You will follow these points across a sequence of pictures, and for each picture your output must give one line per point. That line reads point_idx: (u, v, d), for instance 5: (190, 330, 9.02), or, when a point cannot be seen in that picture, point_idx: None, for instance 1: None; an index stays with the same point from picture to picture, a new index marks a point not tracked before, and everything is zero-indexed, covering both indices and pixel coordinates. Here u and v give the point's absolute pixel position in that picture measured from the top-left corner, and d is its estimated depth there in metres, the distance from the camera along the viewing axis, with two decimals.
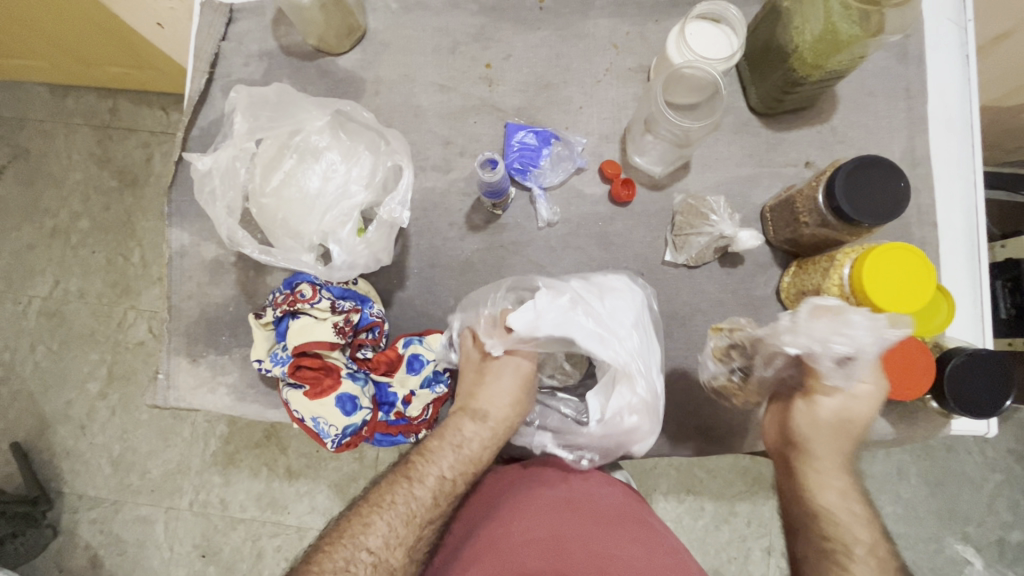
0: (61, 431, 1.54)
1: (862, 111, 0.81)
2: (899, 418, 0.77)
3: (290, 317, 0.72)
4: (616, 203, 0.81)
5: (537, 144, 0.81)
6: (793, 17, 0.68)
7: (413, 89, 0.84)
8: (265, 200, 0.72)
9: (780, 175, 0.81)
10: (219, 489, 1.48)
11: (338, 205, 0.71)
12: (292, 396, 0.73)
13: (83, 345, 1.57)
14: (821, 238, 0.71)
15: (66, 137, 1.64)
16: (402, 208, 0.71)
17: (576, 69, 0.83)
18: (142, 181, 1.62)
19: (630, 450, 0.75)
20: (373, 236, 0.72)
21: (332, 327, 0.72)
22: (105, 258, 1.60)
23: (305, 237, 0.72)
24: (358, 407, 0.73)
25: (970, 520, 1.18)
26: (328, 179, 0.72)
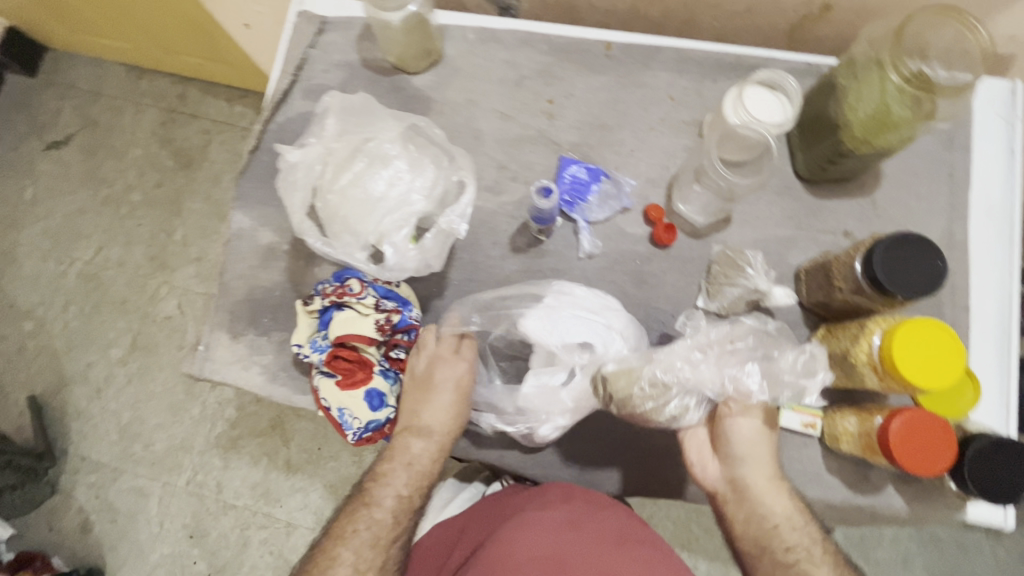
0: (78, 391, 1.59)
1: (904, 190, 0.83)
2: (915, 495, 0.76)
3: (335, 308, 0.77)
4: (656, 246, 0.84)
5: (587, 179, 0.85)
6: (848, 93, 0.72)
7: (477, 113, 0.89)
8: (330, 196, 0.78)
9: (818, 240, 0.83)
10: (219, 472, 1.50)
11: (398, 210, 0.77)
12: (323, 384, 0.78)
13: (113, 311, 1.64)
14: (853, 305, 0.72)
15: (134, 115, 1.75)
16: (460, 221, 0.78)
17: (632, 115, 0.88)
18: (196, 165, 1.71)
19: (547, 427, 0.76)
20: (429, 244, 0.77)
21: (374, 323, 0.76)
22: (149, 232, 1.68)
23: (362, 235, 0.76)
24: (384, 404, 0.79)
25: None
26: (394, 185, 0.77)
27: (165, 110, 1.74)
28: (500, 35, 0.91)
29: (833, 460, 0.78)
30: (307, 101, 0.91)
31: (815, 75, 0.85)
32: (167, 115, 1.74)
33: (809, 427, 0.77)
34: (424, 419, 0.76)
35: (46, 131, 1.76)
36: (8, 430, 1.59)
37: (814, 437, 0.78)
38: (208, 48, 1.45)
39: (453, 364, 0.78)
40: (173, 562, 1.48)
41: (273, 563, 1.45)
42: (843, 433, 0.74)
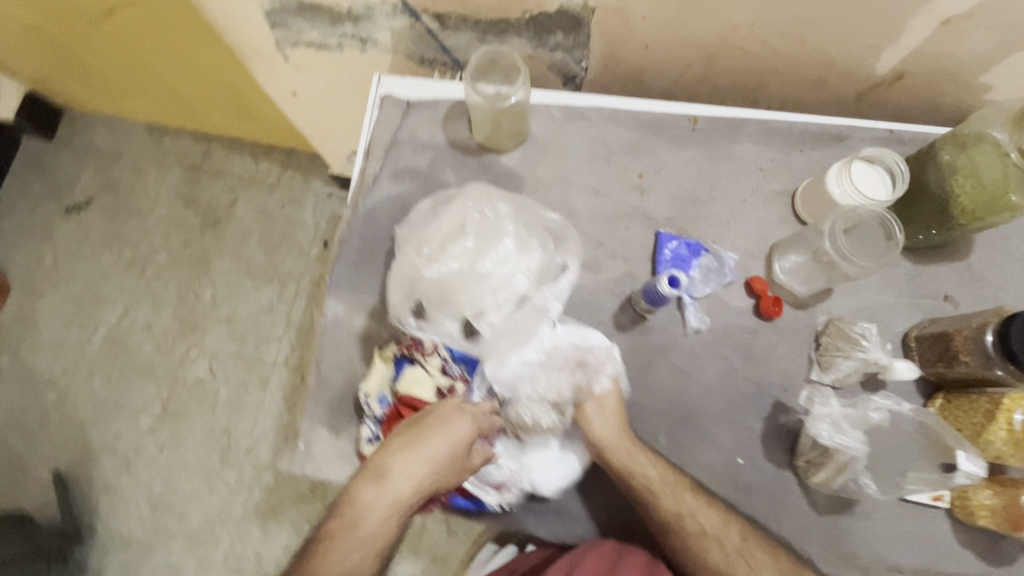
0: (106, 463, 1.53)
1: (997, 252, 0.85)
2: None
3: (407, 361, 0.80)
4: (761, 318, 0.83)
5: (688, 255, 0.85)
6: (954, 171, 0.74)
7: (568, 191, 0.90)
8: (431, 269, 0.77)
9: (920, 306, 0.84)
10: (262, 545, 1.44)
11: (502, 290, 0.77)
12: (371, 448, 0.79)
13: (142, 377, 1.59)
14: (976, 378, 0.72)
15: (158, 175, 1.73)
16: (557, 300, 0.79)
17: (723, 187, 0.89)
18: (224, 223, 1.69)
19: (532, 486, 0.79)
20: (516, 318, 0.78)
21: (435, 386, 0.79)
22: (177, 294, 1.64)
23: (459, 306, 0.77)
24: None
25: None
26: (501, 265, 0.77)
27: (194, 169, 1.73)
28: (586, 112, 0.92)
29: (963, 533, 0.76)
30: (395, 182, 0.91)
31: (899, 143, 0.88)
32: (193, 174, 1.72)
33: (938, 499, 0.76)
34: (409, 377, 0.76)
35: (66, 194, 1.73)
36: (32, 508, 1.51)
37: (942, 509, 0.77)
38: (233, 101, 1.45)
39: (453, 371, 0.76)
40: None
41: None
42: (978, 507, 0.72)
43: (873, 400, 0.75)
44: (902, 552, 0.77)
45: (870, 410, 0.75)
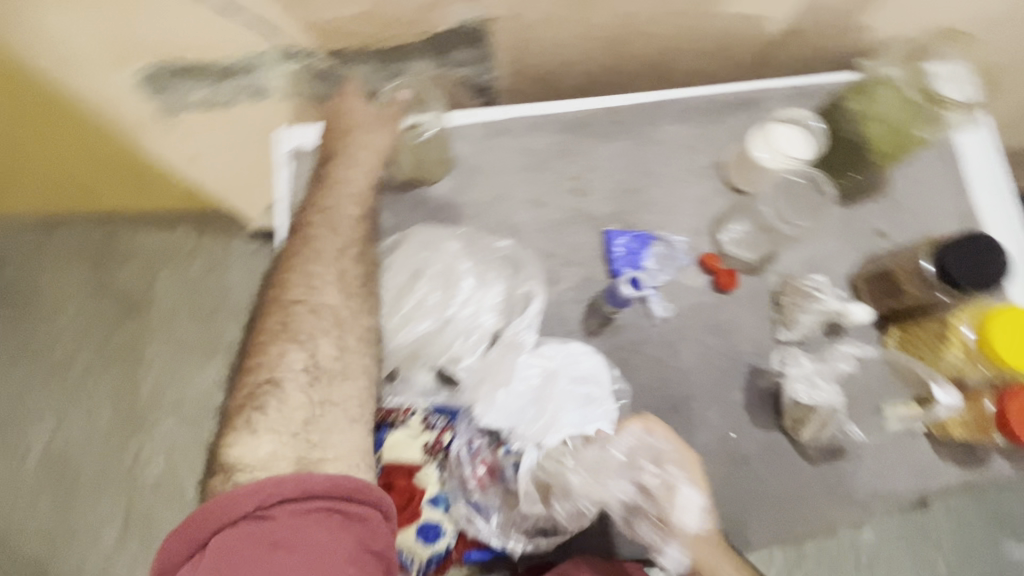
0: None
1: (914, 180, 0.90)
2: (1015, 460, 0.81)
3: (387, 427, 0.80)
4: (720, 292, 0.85)
5: (639, 247, 0.85)
6: (863, 117, 0.80)
7: (508, 208, 0.88)
8: (393, 323, 0.80)
9: (862, 246, 0.87)
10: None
11: (469, 332, 0.78)
12: None
13: (93, 492, 1.44)
14: (925, 306, 0.77)
15: (53, 272, 1.53)
16: (528, 330, 0.80)
17: (657, 172, 0.90)
18: (145, 307, 1.52)
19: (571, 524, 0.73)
20: (493, 358, 0.76)
21: (424, 444, 0.78)
22: (112, 393, 1.49)
23: (431, 357, 0.77)
24: (441, 531, 0.72)
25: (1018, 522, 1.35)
26: (464, 306, 0.81)
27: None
28: (508, 125, 0.90)
29: (943, 449, 0.81)
30: None
31: (807, 96, 0.91)
32: (93, 263, 1.52)
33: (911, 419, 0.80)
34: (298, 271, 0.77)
35: None
36: None
37: (921, 432, 0.81)
38: (128, 181, 1.28)
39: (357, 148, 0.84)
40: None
41: None
42: (952, 421, 0.77)
43: (838, 348, 0.81)
44: (895, 480, 0.81)
45: (836, 359, 0.80)
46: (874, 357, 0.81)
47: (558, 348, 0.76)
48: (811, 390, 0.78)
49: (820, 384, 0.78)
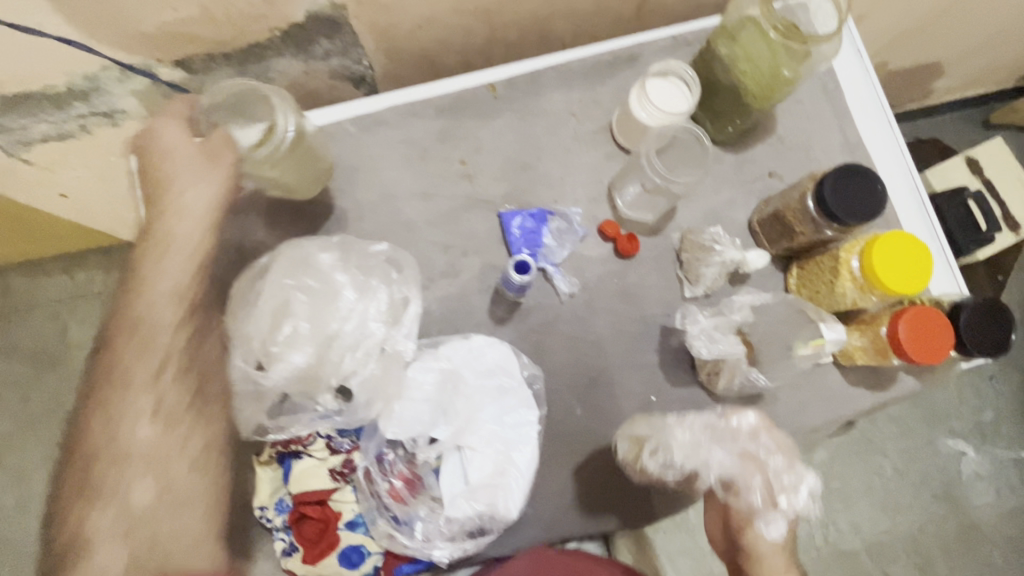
0: None
1: (798, 117, 0.91)
2: (920, 374, 0.85)
3: (290, 456, 0.67)
4: (623, 258, 0.84)
5: (536, 225, 0.83)
6: (733, 61, 0.77)
7: (396, 204, 0.83)
8: (272, 351, 0.63)
9: (754, 191, 0.88)
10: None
11: (360, 346, 0.66)
12: (292, 564, 0.67)
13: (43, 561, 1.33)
14: (815, 243, 0.78)
15: None
16: (408, 340, 0.68)
17: (545, 144, 0.87)
18: (59, 357, 1.42)
19: (497, 521, 0.69)
20: (384, 372, 0.66)
21: (327, 471, 0.66)
22: (42, 456, 1.38)
23: (323, 379, 0.65)
24: (366, 555, 0.67)
25: (952, 418, 1.54)
26: (348, 319, 0.65)
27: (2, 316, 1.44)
28: (382, 116, 0.84)
29: (852, 374, 0.84)
30: None
31: (685, 45, 0.89)
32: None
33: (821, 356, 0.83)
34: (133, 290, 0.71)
35: None
36: None
37: (830, 362, 0.83)
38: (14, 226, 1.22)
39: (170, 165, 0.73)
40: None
41: None
42: (854, 350, 0.79)
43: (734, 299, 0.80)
44: (813, 413, 0.83)
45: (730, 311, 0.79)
46: (772, 301, 0.80)
47: (455, 341, 0.72)
48: (708, 342, 0.78)
49: (718, 335, 0.78)
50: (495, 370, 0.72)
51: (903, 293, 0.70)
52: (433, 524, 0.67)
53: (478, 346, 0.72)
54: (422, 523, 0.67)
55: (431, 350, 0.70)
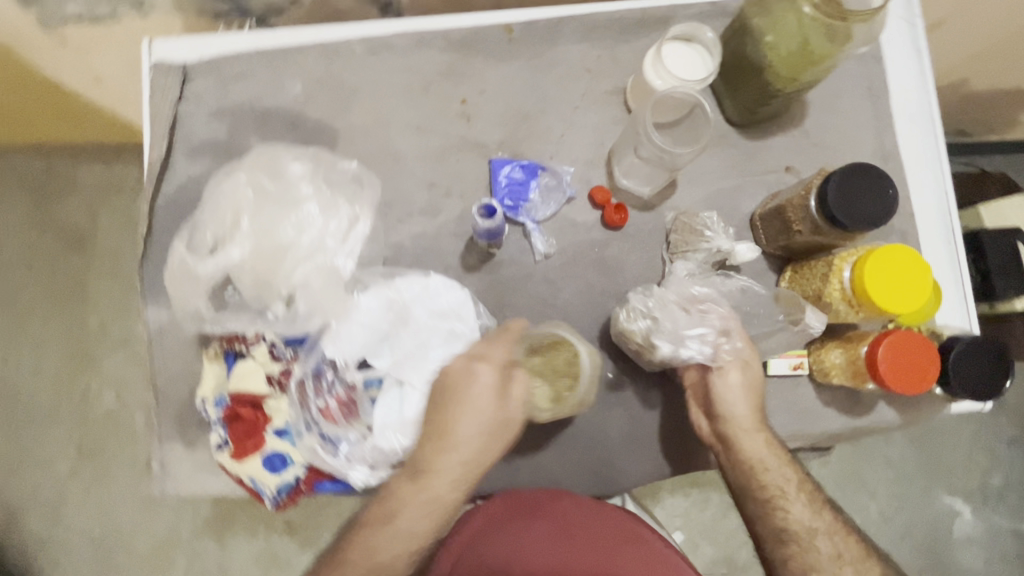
0: (33, 519, 1.33)
1: (832, 112, 0.84)
2: (902, 406, 0.79)
3: (236, 355, 0.69)
4: (609, 228, 0.80)
5: (524, 178, 0.80)
6: (764, 34, 0.69)
7: (389, 133, 0.81)
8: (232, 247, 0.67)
9: (764, 183, 0.82)
10: (220, 555, 1.31)
11: (313, 258, 0.69)
12: (222, 457, 0.69)
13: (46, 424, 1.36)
14: (813, 244, 0.72)
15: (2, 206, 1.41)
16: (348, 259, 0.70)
17: (552, 97, 0.83)
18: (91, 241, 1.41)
19: (423, 460, 0.69)
20: (330, 287, 0.68)
21: (265, 375, 0.67)
22: (58, 331, 1.39)
23: (274, 285, 0.66)
24: (289, 464, 0.68)
25: (955, 474, 1.39)
26: (305, 232, 0.71)
27: (37, 194, 1.41)
28: (391, 40, 0.82)
29: (826, 393, 0.79)
30: (194, 162, 0.80)
31: (723, 15, 0.83)
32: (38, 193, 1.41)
33: (798, 368, 0.78)
34: (434, 457, 0.64)
35: None
36: None
37: (804, 376, 0.79)
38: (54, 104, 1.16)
39: (474, 432, 0.64)
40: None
41: None
42: (831, 367, 0.74)
43: (713, 279, 0.75)
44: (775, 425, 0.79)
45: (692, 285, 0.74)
46: (759, 292, 0.76)
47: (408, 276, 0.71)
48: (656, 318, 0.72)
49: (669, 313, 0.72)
50: (446, 313, 0.71)
51: (897, 310, 0.64)
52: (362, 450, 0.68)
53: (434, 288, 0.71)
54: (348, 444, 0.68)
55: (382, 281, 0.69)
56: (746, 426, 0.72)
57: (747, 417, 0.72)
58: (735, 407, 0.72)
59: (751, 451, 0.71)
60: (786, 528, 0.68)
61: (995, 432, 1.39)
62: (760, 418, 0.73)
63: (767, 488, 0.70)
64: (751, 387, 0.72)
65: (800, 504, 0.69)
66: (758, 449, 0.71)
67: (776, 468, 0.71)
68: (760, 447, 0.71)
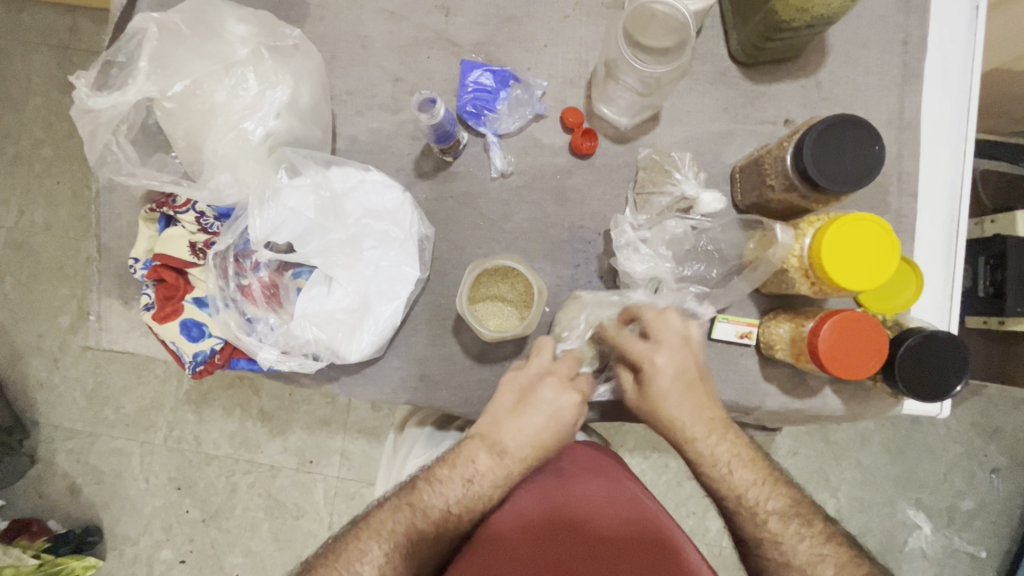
0: (35, 361, 1.20)
1: (851, 65, 0.74)
2: (851, 396, 0.75)
3: (166, 221, 0.69)
4: (577, 155, 0.75)
5: (494, 86, 0.74)
6: None
7: (361, 16, 0.75)
8: (167, 102, 0.62)
9: (756, 133, 0.74)
10: (197, 426, 1.19)
11: (239, 127, 0.63)
12: (147, 318, 0.70)
13: (52, 276, 1.19)
14: (788, 206, 0.66)
15: (17, 57, 1.18)
16: (263, 127, 0.64)
17: (542, 2, 0.75)
18: None
19: (339, 355, 0.68)
20: (257, 152, 0.64)
21: (189, 243, 0.68)
22: (76, 190, 1.18)
23: (205, 155, 0.63)
24: (206, 335, 0.68)
25: (924, 487, 1.18)
26: (237, 97, 0.63)
27: (62, 51, 1.18)
28: None
29: (769, 368, 0.74)
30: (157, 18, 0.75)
31: None
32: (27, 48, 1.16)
33: (745, 336, 0.73)
34: (503, 440, 0.64)
35: None
36: None
37: (751, 346, 0.74)
38: None
39: (537, 422, 0.64)
40: (165, 518, 1.20)
41: (266, 516, 1.19)
42: (777, 341, 0.70)
43: (665, 225, 0.69)
44: None
45: (637, 263, 0.68)
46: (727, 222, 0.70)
47: (343, 165, 0.68)
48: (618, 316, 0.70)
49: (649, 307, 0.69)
50: (382, 214, 0.68)
51: (823, 242, 0.58)
52: (286, 340, 0.67)
53: (371, 185, 0.68)
54: (263, 326, 0.68)
55: (314, 163, 0.67)
56: (700, 430, 0.64)
57: (699, 419, 0.64)
58: (676, 410, 0.64)
59: (707, 454, 0.63)
60: (758, 536, 0.61)
61: (983, 456, 1.18)
62: (713, 419, 0.64)
63: (730, 497, 0.63)
64: (691, 378, 0.64)
65: (774, 520, 0.61)
66: (745, 477, 0.63)
67: (732, 481, 0.63)
68: (749, 477, 0.63)
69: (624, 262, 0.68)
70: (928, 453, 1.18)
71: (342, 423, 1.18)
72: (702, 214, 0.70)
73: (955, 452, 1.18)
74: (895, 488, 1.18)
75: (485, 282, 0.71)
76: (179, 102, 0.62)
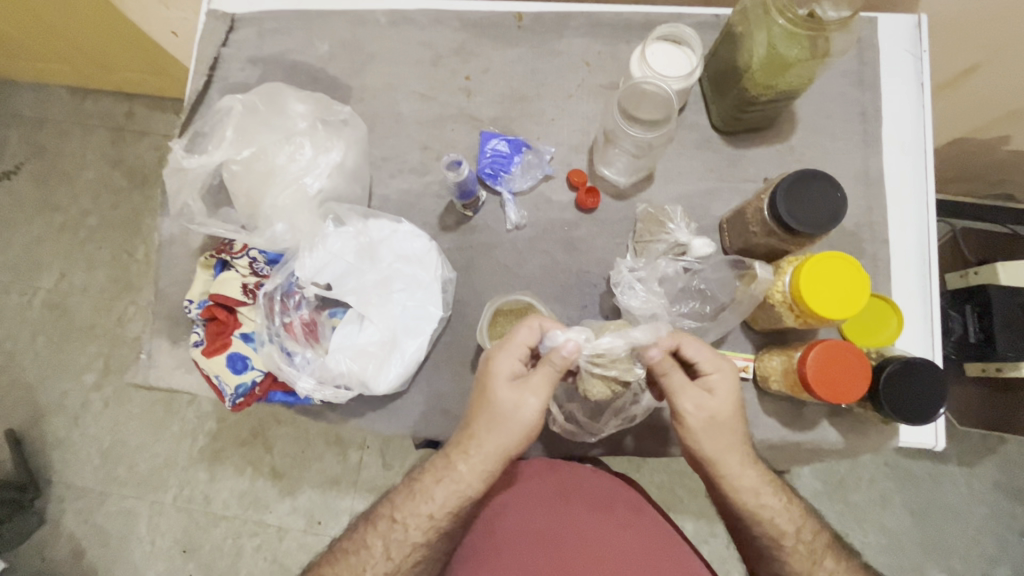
0: (55, 422, 1.25)
1: (819, 132, 0.86)
2: (848, 429, 0.79)
3: (222, 265, 0.77)
4: (582, 210, 0.85)
5: (509, 152, 0.86)
6: (744, 43, 0.72)
7: (395, 97, 0.89)
8: (235, 166, 0.73)
9: (740, 190, 0.85)
10: (208, 486, 1.22)
11: (295, 184, 0.74)
12: (195, 354, 0.77)
13: (87, 332, 1.28)
14: (771, 248, 0.74)
15: (80, 137, 1.34)
16: (317, 183, 0.75)
17: (550, 84, 0.89)
18: (155, 180, 1.33)
19: (369, 386, 0.74)
20: (310, 204, 0.75)
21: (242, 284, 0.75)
22: (113, 254, 1.30)
23: (263, 207, 0.74)
24: (249, 368, 0.74)
25: (943, 544, 1.16)
26: (294, 160, 0.75)
27: (117, 132, 1.34)
28: (412, 15, 0.90)
29: (768, 402, 0.79)
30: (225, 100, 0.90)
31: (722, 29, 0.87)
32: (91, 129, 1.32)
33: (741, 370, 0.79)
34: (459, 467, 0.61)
35: None
36: None
37: (748, 380, 0.80)
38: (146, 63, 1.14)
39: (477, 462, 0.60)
40: None
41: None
42: (771, 371, 0.75)
43: (658, 267, 0.77)
44: None
45: (634, 300, 0.74)
46: (717, 262, 0.77)
47: (377, 218, 0.78)
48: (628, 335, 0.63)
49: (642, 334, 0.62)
50: (411, 261, 0.77)
51: (800, 278, 0.66)
52: (320, 372, 0.73)
53: (401, 236, 0.77)
54: (299, 358, 0.74)
55: (353, 215, 0.77)
56: (732, 464, 0.63)
57: (728, 455, 0.62)
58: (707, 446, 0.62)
59: (739, 489, 0.63)
60: (767, 547, 0.65)
61: (1005, 514, 1.17)
62: (743, 452, 0.63)
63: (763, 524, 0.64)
64: (722, 420, 0.61)
65: (793, 535, 0.64)
66: (773, 504, 0.64)
67: (771, 518, 0.64)
68: (775, 501, 0.64)
69: (623, 297, 0.75)
70: (947, 509, 1.17)
71: (354, 481, 1.20)
72: (694, 257, 0.76)
73: (971, 505, 1.17)
74: (912, 545, 1.16)
75: (502, 320, 0.77)
76: (246, 165, 0.73)
